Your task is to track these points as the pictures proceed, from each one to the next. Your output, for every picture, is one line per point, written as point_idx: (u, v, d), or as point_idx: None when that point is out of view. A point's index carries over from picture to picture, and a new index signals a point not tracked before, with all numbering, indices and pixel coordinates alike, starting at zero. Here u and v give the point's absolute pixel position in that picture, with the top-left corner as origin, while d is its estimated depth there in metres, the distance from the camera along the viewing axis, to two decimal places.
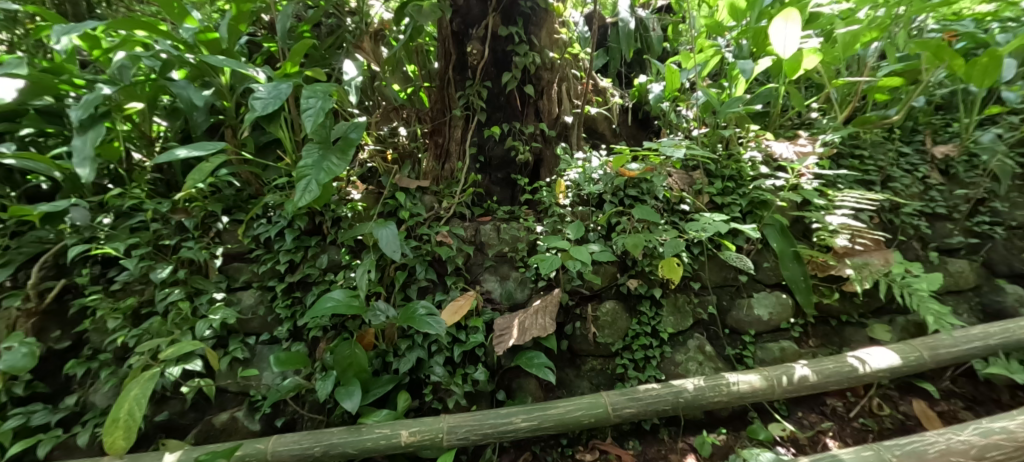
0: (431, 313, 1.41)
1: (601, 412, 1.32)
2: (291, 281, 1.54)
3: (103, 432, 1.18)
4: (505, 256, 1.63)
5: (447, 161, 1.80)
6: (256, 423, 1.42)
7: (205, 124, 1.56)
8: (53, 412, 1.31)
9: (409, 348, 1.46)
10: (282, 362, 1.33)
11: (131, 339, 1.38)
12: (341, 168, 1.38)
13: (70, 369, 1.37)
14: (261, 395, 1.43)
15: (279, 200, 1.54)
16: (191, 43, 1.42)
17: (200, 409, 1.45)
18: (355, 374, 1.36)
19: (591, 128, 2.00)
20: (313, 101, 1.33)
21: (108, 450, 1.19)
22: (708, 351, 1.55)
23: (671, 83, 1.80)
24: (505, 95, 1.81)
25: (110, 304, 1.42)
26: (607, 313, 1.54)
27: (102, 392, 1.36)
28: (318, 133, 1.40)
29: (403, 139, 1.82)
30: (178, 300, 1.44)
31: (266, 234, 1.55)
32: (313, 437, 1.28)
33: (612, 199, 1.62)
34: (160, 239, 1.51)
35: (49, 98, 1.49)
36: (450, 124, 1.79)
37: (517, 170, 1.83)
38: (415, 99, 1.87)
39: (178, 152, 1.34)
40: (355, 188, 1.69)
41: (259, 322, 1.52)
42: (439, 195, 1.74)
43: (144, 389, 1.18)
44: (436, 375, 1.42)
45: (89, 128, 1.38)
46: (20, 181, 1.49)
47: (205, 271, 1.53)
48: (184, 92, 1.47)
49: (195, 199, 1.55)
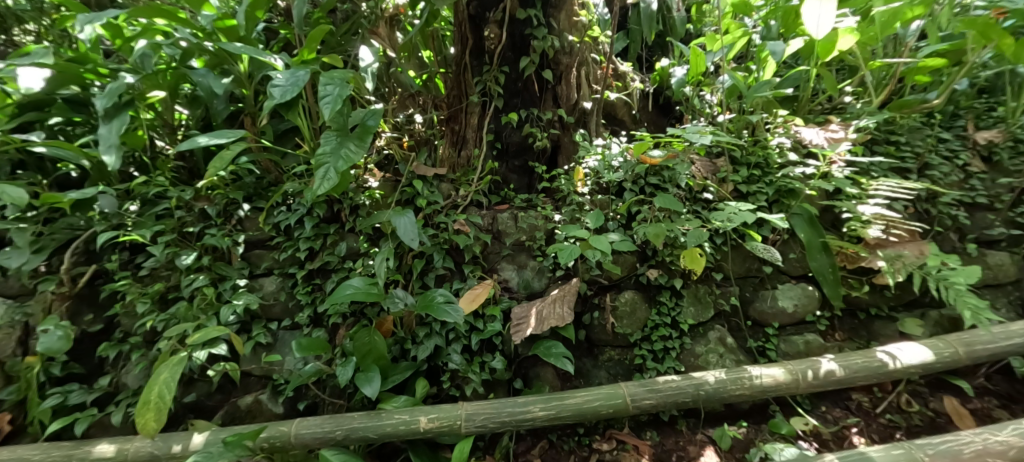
0: (450, 300, 1.42)
1: (619, 403, 1.31)
2: (311, 268, 1.56)
3: (136, 413, 1.21)
4: (523, 245, 1.63)
5: (463, 148, 1.79)
6: (280, 406, 1.46)
7: (225, 112, 1.57)
8: (88, 392, 1.36)
9: (427, 336, 1.47)
10: (303, 348, 1.36)
11: (160, 323, 1.41)
12: (358, 155, 1.39)
13: (103, 351, 1.41)
14: (284, 379, 1.46)
15: (299, 188, 1.55)
16: (209, 30, 1.43)
17: (226, 391, 1.49)
18: (375, 361, 1.39)
19: (610, 114, 1.96)
20: (331, 88, 1.33)
21: (139, 429, 1.21)
22: (729, 343, 1.52)
23: (694, 66, 1.79)
24: (523, 80, 1.81)
25: (137, 289, 1.45)
26: (626, 303, 1.52)
27: (132, 374, 1.39)
28: (336, 121, 1.41)
29: (420, 126, 1.81)
30: (203, 286, 1.46)
31: (286, 222, 1.57)
32: (334, 421, 1.31)
33: (633, 188, 1.59)
34: (184, 226, 1.52)
35: (75, 88, 1.51)
36: (467, 110, 1.78)
37: (534, 157, 1.83)
38: (430, 86, 1.83)
39: (200, 140, 1.35)
40: (372, 176, 1.70)
41: (281, 308, 1.55)
42: (456, 183, 1.74)
43: (172, 374, 1.22)
44: (453, 363, 1.44)
45: (114, 116, 1.40)
46: (50, 169, 1.53)
47: (227, 258, 1.55)
48: (205, 80, 1.48)
49: (218, 187, 1.57)
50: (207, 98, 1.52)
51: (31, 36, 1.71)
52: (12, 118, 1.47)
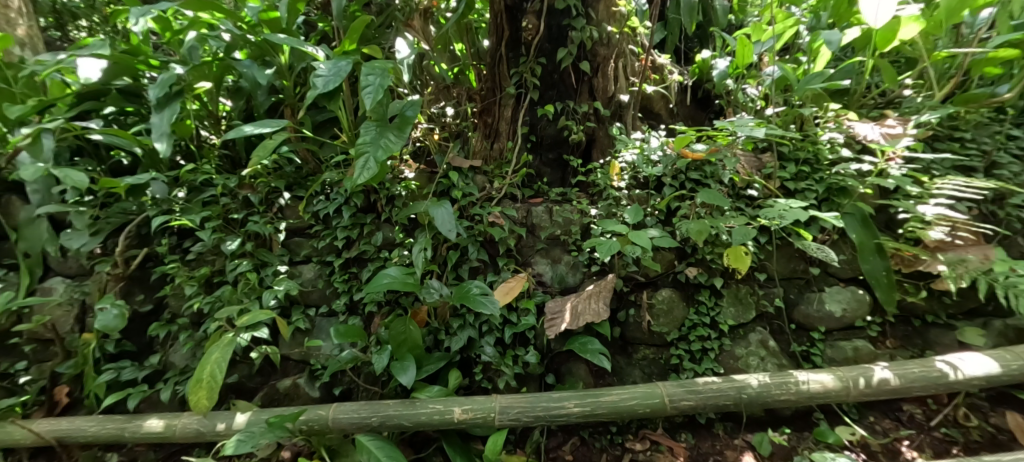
0: (485, 293, 1.42)
1: (657, 403, 1.28)
2: (348, 256, 1.58)
3: (190, 391, 1.28)
4: (557, 239, 1.61)
5: (496, 140, 1.78)
6: (316, 390, 1.50)
7: (267, 103, 1.59)
8: (139, 369, 1.42)
9: (460, 327, 1.48)
10: (341, 334, 1.39)
11: (206, 306, 1.45)
12: (398, 144, 1.40)
13: (153, 330, 1.47)
14: (321, 364, 1.50)
15: (337, 177, 1.58)
16: (255, 22, 1.47)
17: (265, 374, 1.54)
18: (410, 350, 1.41)
19: (646, 107, 1.90)
20: (373, 78, 1.36)
21: (192, 406, 1.28)
22: (772, 346, 1.46)
23: (741, 56, 1.71)
24: (559, 72, 1.78)
25: (185, 272, 1.49)
26: (663, 300, 1.49)
27: (180, 353, 1.45)
28: (376, 111, 1.43)
29: (450, 119, 1.80)
30: (246, 271, 1.50)
31: (325, 211, 1.59)
32: (370, 408, 1.34)
33: (672, 183, 1.56)
34: (229, 213, 1.56)
35: (128, 78, 1.55)
36: (501, 102, 1.77)
37: (569, 150, 1.81)
38: (461, 79, 1.87)
39: (245, 128, 1.39)
40: (408, 167, 1.71)
41: (319, 294, 1.58)
42: (490, 175, 1.73)
43: (223, 354, 1.26)
44: (487, 355, 1.45)
45: (165, 106, 1.45)
46: (106, 156, 1.58)
47: (269, 244, 1.59)
48: (250, 71, 1.52)
49: (261, 175, 1.60)
50: (251, 89, 1.54)
51: (83, 31, 2.06)
52: (70, 107, 1.50)
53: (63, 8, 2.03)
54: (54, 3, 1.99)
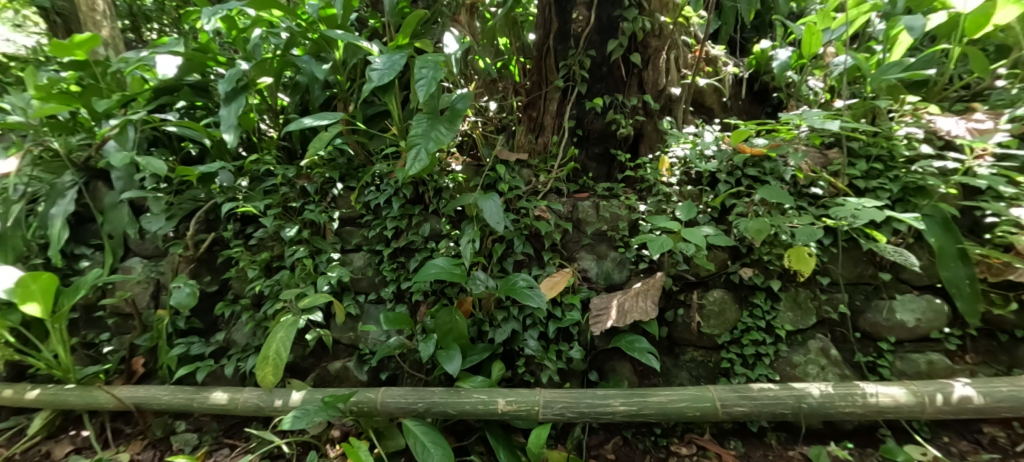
0: (531, 286, 1.42)
1: (707, 407, 1.23)
2: (396, 246, 1.62)
3: (257, 367, 1.35)
4: (604, 235, 1.60)
5: (541, 134, 1.79)
6: (364, 374, 1.55)
7: (322, 97, 1.66)
8: (206, 344, 1.53)
9: (505, 320, 1.51)
10: (390, 321, 1.43)
11: (267, 288, 1.54)
12: (449, 137, 1.43)
13: (219, 309, 1.57)
14: (369, 350, 1.55)
15: (388, 169, 1.63)
16: (314, 19, 1.50)
17: (317, 356, 1.61)
18: (455, 339, 1.44)
19: (698, 101, 1.84)
20: (426, 71, 1.38)
21: (260, 381, 1.36)
22: (833, 355, 1.39)
23: (807, 45, 1.60)
24: (608, 65, 1.75)
25: (248, 257, 1.58)
26: (714, 302, 1.44)
27: (242, 332, 1.54)
28: (428, 104, 1.47)
29: (493, 113, 1.82)
30: (303, 257, 1.57)
31: (376, 201, 1.64)
32: (417, 394, 1.38)
33: (728, 179, 1.50)
34: (288, 201, 1.63)
35: (198, 75, 1.63)
36: (547, 96, 1.76)
37: (616, 144, 1.77)
38: (506, 73, 1.83)
39: (305, 121, 1.45)
40: (455, 160, 1.73)
41: (368, 282, 1.63)
42: (536, 169, 1.73)
43: (287, 333, 1.35)
44: (530, 348, 1.47)
45: (233, 99, 1.53)
46: (177, 147, 1.67)
47: (323, 232, 1.65)
48: (308, 66, 1.58)
49: (318, 166, 1.66)
50: (308, 83, 1.62)
51: (154, 32, 2.39)
52: (149, 102, 1.60)
53: (139, 11, 2.35)
54: (132, 7, 2.32)
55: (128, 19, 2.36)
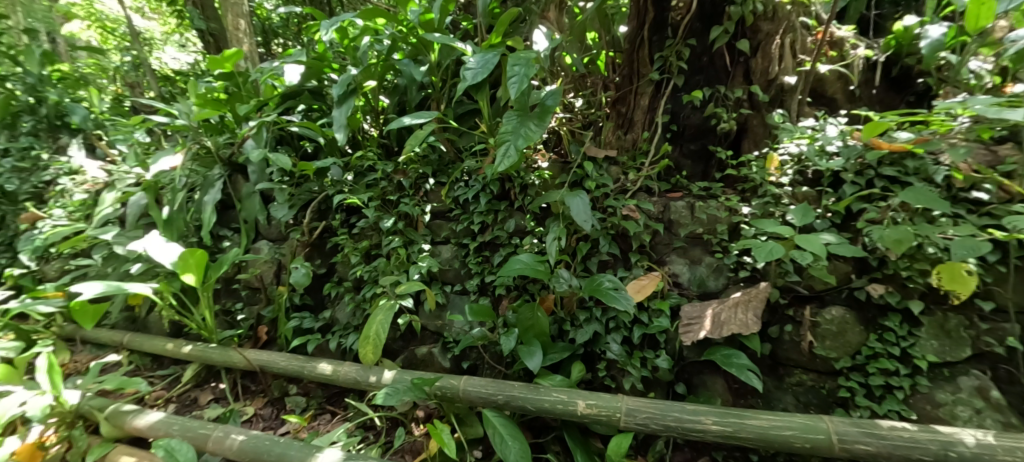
0: (618, 288, 1.39)
1: (820, 439, 1.08)
2: (482, 240, 1.68)
3: (359, 346, 1.50)
4: (699, 238, 1.54)
5: (630, 130, 1.75)
6: (448, 361, 1.63)
7: (418, 98, 1.76)
8: (315, 320, 1.71)
9: (587, 320, 1.49)
10: (475, 312, 1.48)
11: (367, 273, 1.67)
12: (538, 133, 1.45)
13: (326, 289, 1.74)
14: (453, 338, 1.63)
15: (476, 166, 1.69)
16: (416, 24, 1.60)
17: (406, 339, 1.71)
18: (536, 336, 1.45)
19: (818, 91, 1.65)
20: (518, 68, 1.41)
21: (361, 357, 1.50)
22: (994, 398, 1.14)
23: (975, 18, 1.31)
24: (710, 54, 1.66)
25: (351, 244, 1.73)
26: (832, 321, 1.28)
27: (344, 312, 1.68)
28: (519, 101, 1.49)
29: (581, 110, 1.84)
30: (397, 247, 1.68)
31: (465, 196, 1.70)
32: (497, 386, 1.41)
33: (855, 179, 1.34)
34: (386, 194, 1.75)
35: (316, 81, 1.82)
36: (638, 91, 1.71)
37: (716, 141, 1.67)
38: (594, 69, 1.82)
39: (405, 120, 1.55)
40: (541, 157, 1.76)
41: (454, 273, 1.71)
42: (624, 166, 1.70)
43: (386, 316, 1.46)
44: (611, 352, 1.44)
45: (343, 102, 1.68)
46: (297, 145, 1.86)
47: (415, 224, 1.75)
48: (408, 69, 1.69)
49: (413, 162, 1.77)
50: (407, 85, 1.72)
51: (281, 46, 2.90)
52: (277, 106, 1.80)
53: (268, 29, 2.86)
54: (264, 26, 2.84)
55: (260, 37, 2.86)
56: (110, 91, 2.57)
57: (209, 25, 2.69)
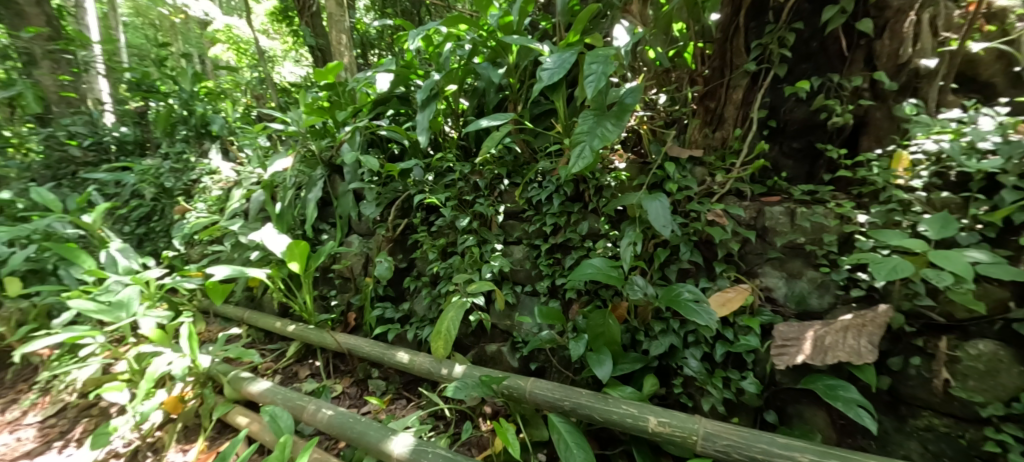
0: (698, 299, 1.32)
1: None
2: (554, 242, 1.66)
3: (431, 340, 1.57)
4: (799, 248, 1.39)
5: (719, 127, 1.62)
6: (516, 361, 1.64)
7: (496, 100, 1.79)
8: (396, 311, 1.84)
9: (662, 332, 1.42)
10: (544, 315, 1.46)
11: (443, 270, 1.75)
12: (615, 134, 1.39)
13: (407, 282, 1.85)
14: (522, 339, 1.64)
15: (551, 167, 1.68)
16: (495, 27, 1.64)
17: (477, 335, 1.76)
18: (606, 344, 1.39)
19: (969, 74, 1.39)
20: (596, 67, 1.37)
21: (432, 350, 1.56)
22: None
23: None
24: (821, 39, 1.48)
25: (429, 241, 1.82)
26: (981, 357, 1.08)
27: (421, 304, 1.79)
28: (596, 100, 1.44)
29: (663, 107, 1.71)
30: (471, 246, 1.73)
31: (538, 197, 1.69)
32: (564, 391, 1.38)
33: (1016, 183, 1.11)
34: (463, 194, 1.82)
35: (403, 87, 1.95)
36: (731, 84, 1.58)
37: (824, 137, 1.49)
38: (680, 63, 1.67)
39: (482, 122, 1.58)
40: (619, 157, 1.69)
41: (525, 274, 1.71)
42: (711, 167, 1.58)
43: (457, 314, 1.52)
44: (690, 368, 1.36)
45: (426, 106, 1.77)
46: (385, 147, 2.01)
47: (489, 224, 1.79)
48: (486, 72, 1.75)
49: (488, 163, 1.80)
50: (486, 88, 1.76)
51: (375, 56, 3.22)
52: (370, 111, 1.98)
53: (365, 41, 3.21)
54: (362, 39, 3.19)
55: (359, 49, 3.25)
56: (241, 103, 3.02)
57: (316, 41, 3.04)
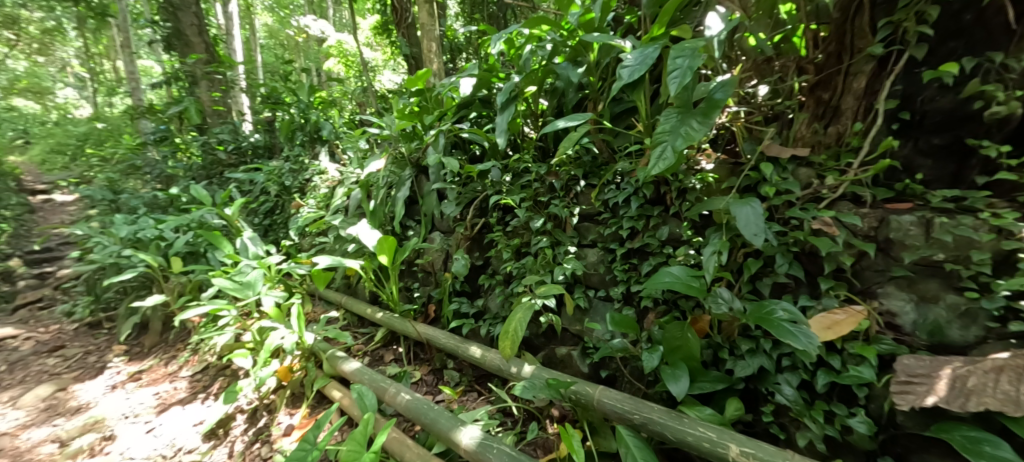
0: (794, 321, 1.16)
1: None
2: (630, 247, 1.58)
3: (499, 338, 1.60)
4: (936, 266, 1.16)
5: (834, 121, 1.41)
6: (586, 366, 1.59)
7: (575, 99, 1.78)
8: (471, 306, 1.90)
9: (750, 352, 1.28)
10: (616, 322, 1.40)
11: (517, 269, 1.77)
12: (701, 133, 1.28)
13: (482, 280, 1.91)
14: (592, 345, 1.58)
15: (630, 168, 1.60)
16: (574, 26, 1.64)
17: (547, 337, 1.75)
18: (684, 359, 1.29)
19: None
20: (681, 61, 1.28)
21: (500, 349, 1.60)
22: None
23: None
24: (977, 10, 1.21)
25: (504, 240, 1.85)
26: None
27: (494, 302, 1.83)
28: (680, 97, 1.34)
29: (762, 100, 1.51)
30: (545, 247, 1.73)
31: (615, 200, 1.63)
32: (634, 404, 1.32)
33: None
34: (538, 196, 1.82)
35: (485, 90, 2.02)
36: (850, 71, 1.37)
37: (976, 130, 1.22)
38: (786, 49, 1.45)
39: (558, 124, 1.57)
40: (706, 157, 1.55)
41: (598, 278, 1.66)
42: (821, 169, 1.38)
43: (524, 316, 1.53)
44: (783, 395, 1.21)
45: (505, 108, 1.80)
46: (468, 149, 2.10)
47: (564, 226, 1.77)
48: (566, 72, 1.73)
49: (564, 164, 1.78)
50: (565, 88, 1.75)
51: (463, 60, 3.41)
52: (453, 114, 2.07)
53: (453, 47, 3.42)
54: (451, 45, 3.40)
55: (447, 54, 3.46)
56: (349, 109, 3.38)
57: (411, 50, 3.28)
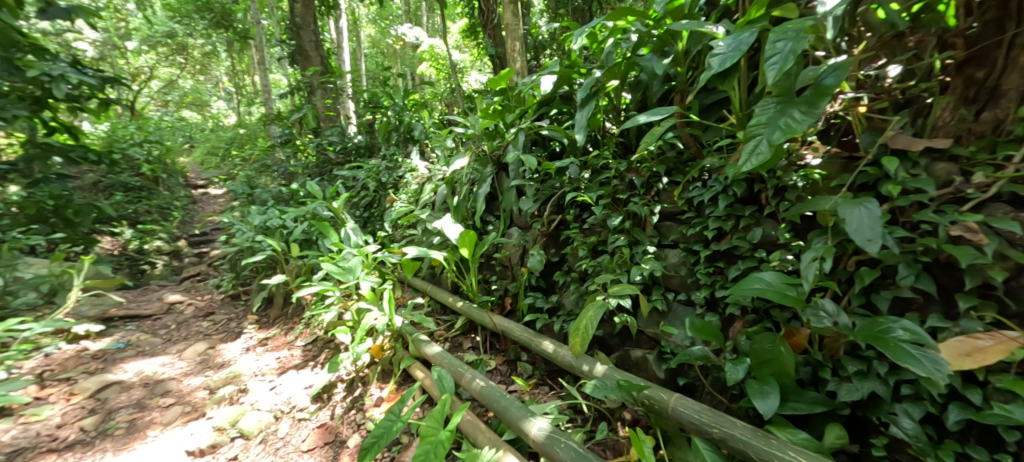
0: (918, 343, 0.99)
1: None
2: (716, 249, 1.47)
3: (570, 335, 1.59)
4: None
5: (988, 105, 1.16)
6: (662, 372, 1.51)
7: (660, 92, 1.69)
8: (546, 301, 1.91)
9: (859, 376, 1.11)
10: (696, 328, 1.31)
11: (592, 267, 1.73)
12: (803, 124, 1.14)
13: (557, 276, 1.90)
14: (671, 350, 1.50)
15: (718, 164, 1.48)
16: (661, 14, 1.55)
17: (622, 337, 1.69)
18: (774, 374, 1.16)
19: None
20: (782, 44, 1.14)
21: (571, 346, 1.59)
22: None
23: None
24: None
25: (581, 238, 1.82)
26: None
27: (570, 299, 1.82)
28: (780, 85, 1.21)
29: (889, 82, 1.29)
30: (621, 246, 1.67)
31: (700, 198, 1.53)
32: (713, 416, 1.23)
33: None
34: (617, 193, 1.77)
35: (567, 86, 1.99)
36: (1015, 42, 1.11)
37: None
38: (928, 20, 1.21)
39: (640, 118, 1.51)
40: (812, 151, 1.37)
41: (680, 281, 1.57)
42: (965, 165, 1.16)
43: (596, 314, 1.50)
44: (900, 428, 1.04)
45: (586, 104, 1.76)
46: (548, 145, 2.11)
47: (643, 224, 1.70)
48: (651, 64, 1.63)
49: (646, 160, 1.71)
50: (649, 80, 1.66)
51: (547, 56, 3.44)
52: (534, 112, 2.08)
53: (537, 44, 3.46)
54: (535, 43, 3.45)
55: (532, 52, 3.48)
56: (441, 110, 3.58)
57: (497, 49, 3.37)
